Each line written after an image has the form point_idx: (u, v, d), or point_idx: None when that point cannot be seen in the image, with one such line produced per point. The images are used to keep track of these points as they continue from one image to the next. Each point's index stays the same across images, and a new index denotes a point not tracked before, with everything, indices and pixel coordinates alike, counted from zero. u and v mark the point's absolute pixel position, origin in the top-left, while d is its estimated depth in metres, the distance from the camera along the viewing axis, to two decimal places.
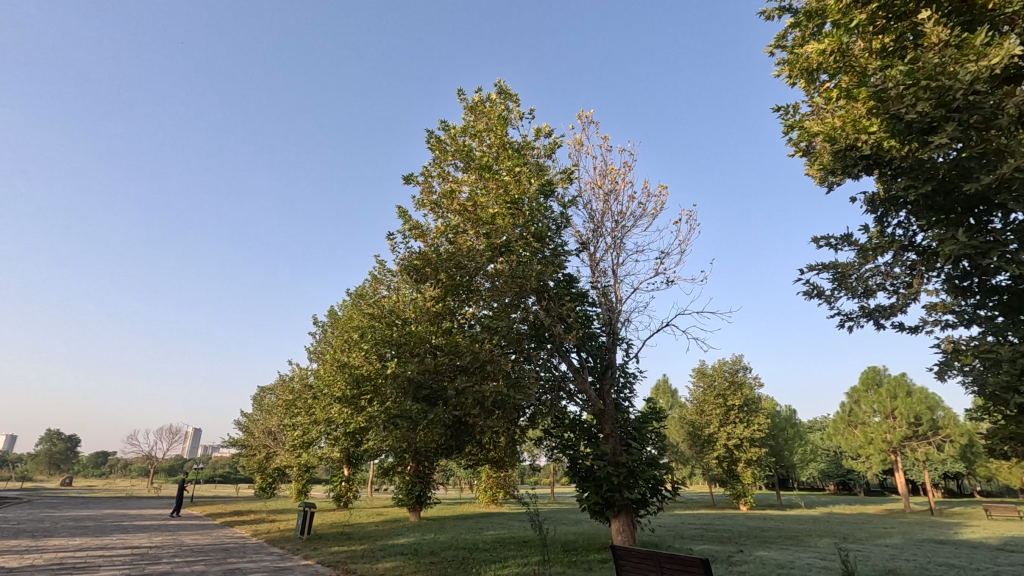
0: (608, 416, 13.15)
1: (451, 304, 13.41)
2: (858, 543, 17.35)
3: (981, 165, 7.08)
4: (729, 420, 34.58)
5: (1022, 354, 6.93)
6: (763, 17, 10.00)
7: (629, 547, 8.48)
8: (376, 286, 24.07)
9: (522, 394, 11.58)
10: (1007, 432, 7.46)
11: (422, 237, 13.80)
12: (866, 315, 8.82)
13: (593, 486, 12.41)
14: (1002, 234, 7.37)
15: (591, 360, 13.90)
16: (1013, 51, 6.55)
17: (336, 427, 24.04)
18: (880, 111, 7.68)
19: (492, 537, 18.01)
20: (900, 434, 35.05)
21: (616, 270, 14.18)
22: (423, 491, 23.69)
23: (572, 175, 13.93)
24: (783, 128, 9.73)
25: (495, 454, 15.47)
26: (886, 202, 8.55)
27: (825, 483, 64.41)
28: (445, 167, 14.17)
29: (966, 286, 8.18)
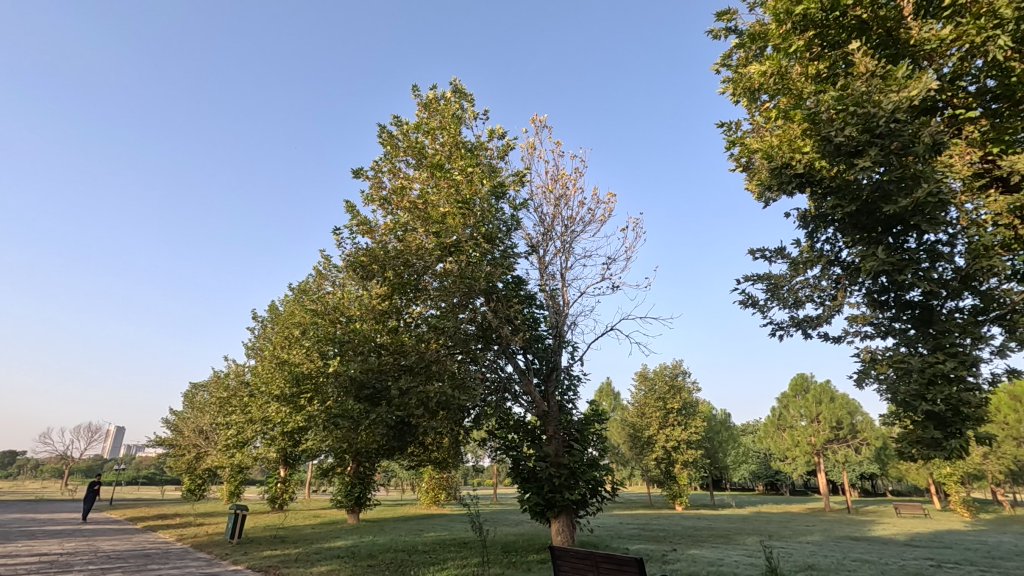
0: (552, 418, 13.32)
1: (399, 302, 13.14)
2: (782, 540, 18.34)
3: (899, 189, 7.64)
4: (668, 423, 35.72)
5: (930, 364, 7.53)
6: (710, 36, 10.40)
7: (567, 547, 8.60)
8: (320, 282, 23.38)
9: (467, 395, 11.53)
10: (915, 437, 8.05)
11: (369, 234, 13.51)
12: (795, 324, 9.33)
13: (534, 487, 12.50)
14: (917, 253, 7.98)
15: (537, 362, 14.03)
16: (930, 85, 7.10)
17: (274, 426, 23.22)
18: (813, 133, 8.09)
19: (432, 539, 17.89)
20: (823, 438, 36.99)
21: (564, 274, 14.37)
22: (362, 492, 23.25)
23: (524, 178, 14.03)
24: (725, 143, 10.17)
25: (438, 455, 15.37)
26: (816, 219, 9.06)
27: (755, 484, 67.63)
28: (397, 163, 13.95)
29: (884, 300, 8.81)
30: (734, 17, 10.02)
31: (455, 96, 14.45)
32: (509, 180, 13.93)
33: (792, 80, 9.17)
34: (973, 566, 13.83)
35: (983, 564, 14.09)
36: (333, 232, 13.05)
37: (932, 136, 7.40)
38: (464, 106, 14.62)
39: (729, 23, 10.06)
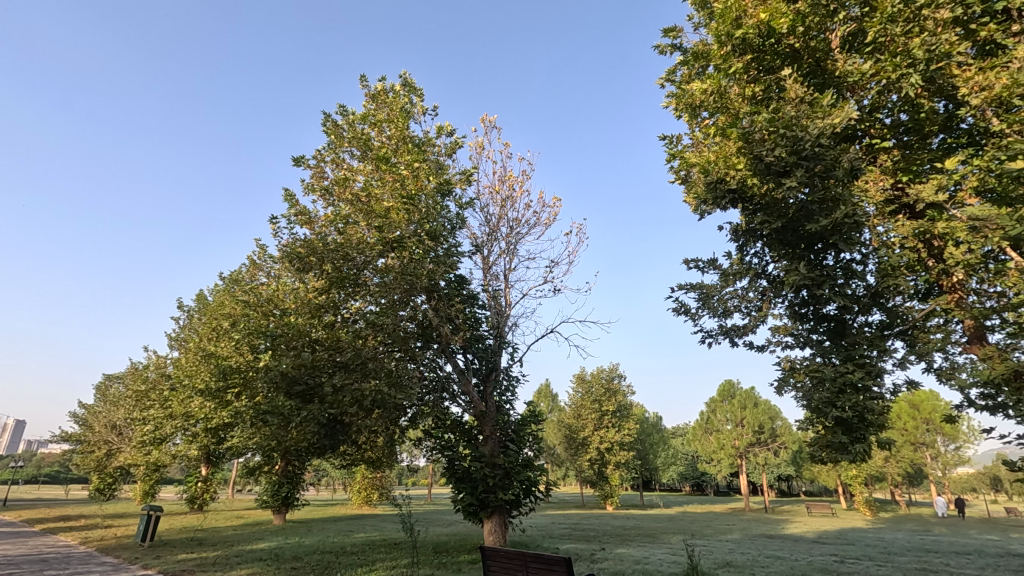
0: (489, 418, 13.34)
1: (337, 296, 12.76)
2: (704, 539, 19.15)
3: (821, 210, 8.16)
4: (603, 425, 36.58)
5: (841, 373, 8.08)
6: (657, 51, 10.72)
7: (497, 547, 8.64)
8: (253, 272, 22.39)
9: (404, 394, 11.34)
10: (826, 441, 8.61)
11: (308, 225, 13.05)
12: (724, 333, 9.77)
13: (469, 487, 12.46)
14: (834, 270, 8.57)
15: (477, 362, 14.01)
16: (851, 115, 7.64)
17: (196, 422, 22.00)
18: (746, 151, 8.53)
19: (362, 540, 17.48)
20: (746, 441, 39.07)
21: (507, 275, 14.42)
22: (290, 492, 22.43)
23: (471, 177, 14.00)
24: (666, 156, 10.50)
25: (372, 454, 15.06)
26: (746, 233, 9.54)
27: (682, 484, 70.39)
28: (340, 153, 13.56)
29: (804, 313, 9.39)
30: (679, 34, 10.38)
31: (404, 89, 14.21)
32: (455, 178, 13.84)
33: (730, 99, 9.59)
34: (871, 560, 14.98)
35: (879, 558, 15.28)
36: (269, 221, 12.53)
37: (851, 162, 7.96)
38: (413, 100, 14.41)
39: (674, 39, 10.40)
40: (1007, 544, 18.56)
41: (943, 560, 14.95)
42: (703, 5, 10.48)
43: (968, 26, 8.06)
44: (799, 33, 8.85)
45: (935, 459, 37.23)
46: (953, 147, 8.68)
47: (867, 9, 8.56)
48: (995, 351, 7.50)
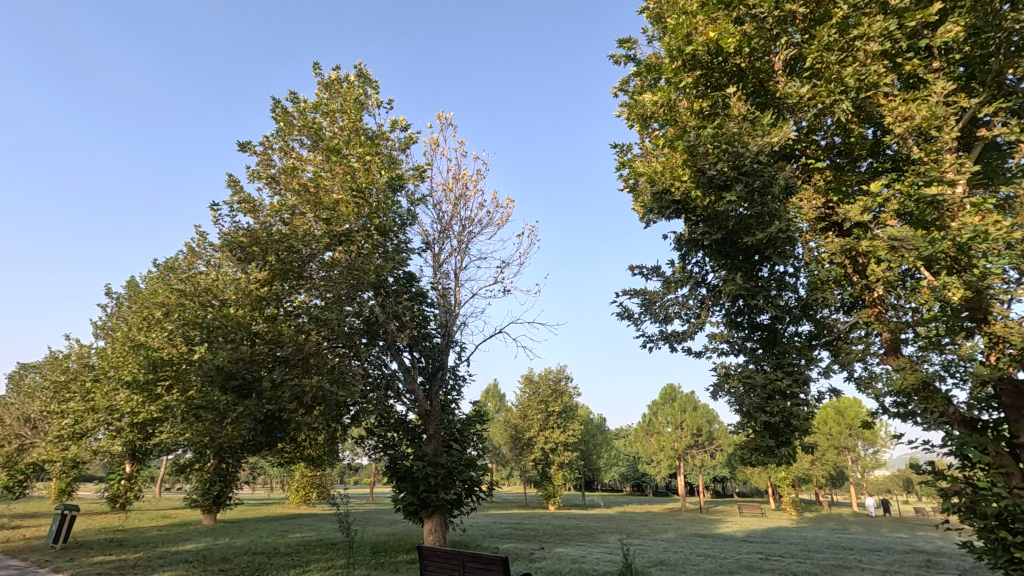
0: (433, 417, 13.24)
1: (280, 289, 12.34)
2: (641, 538, 19.66)
3: (757, 223, 8.58)
4: (548, 425, 37.01)
5: (770, 380, 8.52)
6: (611, 60, 10.89)
7: (434, 546, 8.58)
8: (191, 260, 21.35)
9: (346, 391, 11.09)
10: (756, 444, 9.03)
11: (252, 214, 12.57)
12: (664, 338, 10.07)
13: (410, 487, 12.31)
14: (767, 282, 9.04)
15: (423, 361, 13.90)
16: (788, 135, 8.05)
17: (121, 416, 20.82)
18: (690, 164, 8.85)
19: (296, 540, 16.95)
20: (684, 443, 40.54)
21: (458, 273, 14.38)
22: (222, 491, 21.48)
23: (424, 173, 13.86)
24: (617, 164, 10.68)
25: (311, 452, 14.65)
26: (689, 243, 9.87)
27: (623, 484, 72.05)
28: (289, 142, 13.14)
29: (739, 321, 9.82)
30: (634, 46, 10.60)
31: (359, 80, 13.93)
32: (408, 174, 13.67)
33: (679, 112, 9.89)
34: (793, 558, 15.81)
35: (800, 555, 16.15)
36: (209, 207, 11.97)
37: (786, 180, 8.40)
38: (368, 92, 14.14)
39: (629, 50, 10.60)
40: (914, 541, 19.99)
41: (856, 557, 15.96)
42: (657, 19, 10.74)
43: (895, 60, 8.64)
44: (745, 53, 9.28)
45: (856, 462, 39.76)
46: (879, 171, 9.27)
47: (807, 36, 9.05)
48: (907, 362, 8.07)
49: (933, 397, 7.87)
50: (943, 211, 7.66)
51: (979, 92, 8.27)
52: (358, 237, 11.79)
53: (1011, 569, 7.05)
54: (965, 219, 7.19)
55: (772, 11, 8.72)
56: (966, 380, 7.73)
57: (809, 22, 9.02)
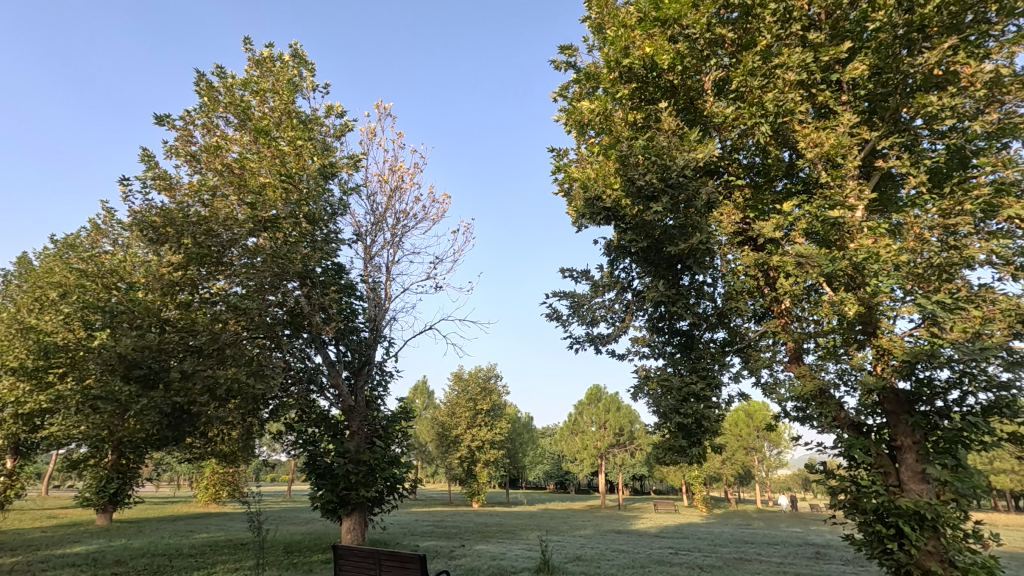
0: (357, 413, 12.82)
1: (195, 274, 11.55)
2: (560, 535, 20.12)
3: (680, 235, 9.02)
4: (476, 423, 37.08)
5: (685, 383, 8.99)
6: (553, 65, 11.02)
7: (350, 545, 8.37)
8: (95, 238, 19.65)
9: (263, 384, 10.59)
10: (670, 444, 9.47)
11: (168, 192, 11.73)
12: (589, 340, 10.34)
13: (329, 484, 11.95)
14: (687, 291, 9.57)
15: (349, 355, 13.56)
16: (711, 152, 8.49)
17: (3, 406, 18.83)
18: (622, 173, 9.15)
19: (201, 541, 15.98)
20: (607, 442, 41.89)
21: (390, 267, 14.11)
22: (120, 489, 19.87)
23: (359, 162, 13.49)
24: (552, 168, 10.82)
25: (222, 447, 13.86)
26: (617, 250, 10.20)
27: (547, 482, 73.40)
28: (214, 118, 12.37)
29: (660, 327, 10.26)
30: (575, 53, 10.80)
31: (294, 61, 13.35)
32: (342, 163, 13.24)
33: (614, 122, 10.16)
34: (699, 552, 16.75)
35: (705, 549, 17.11)
36: (117, 182, 11.01)
37: (708, 195, 8.87)
38: (303, 74, 13.59)
39: (570, 57, 10.77)
40: (807, 535, 21.71)
41: (755, 551, 17.13)
42: (598, 29, 10.98)
43: (810, 90, 9.32)
44: (678, 70, 9.71)
45: (761, 462, 42.66)
46: (792, 192, 9.99)
47: (734, 60, 9.61)
48: (807, 370, 8.75)
49: (827, 403, 8.58)
50: (844, 233, 8.37)
51: (879, 127, 9.07)
52: (284, 224, 11.26)
53: (885, 560, 7.79)
54: (862, 242, 7.88)
55: (704, 33, 9.20)
56: (856, 388, 8.48)
57: (737, 47, 9.59)
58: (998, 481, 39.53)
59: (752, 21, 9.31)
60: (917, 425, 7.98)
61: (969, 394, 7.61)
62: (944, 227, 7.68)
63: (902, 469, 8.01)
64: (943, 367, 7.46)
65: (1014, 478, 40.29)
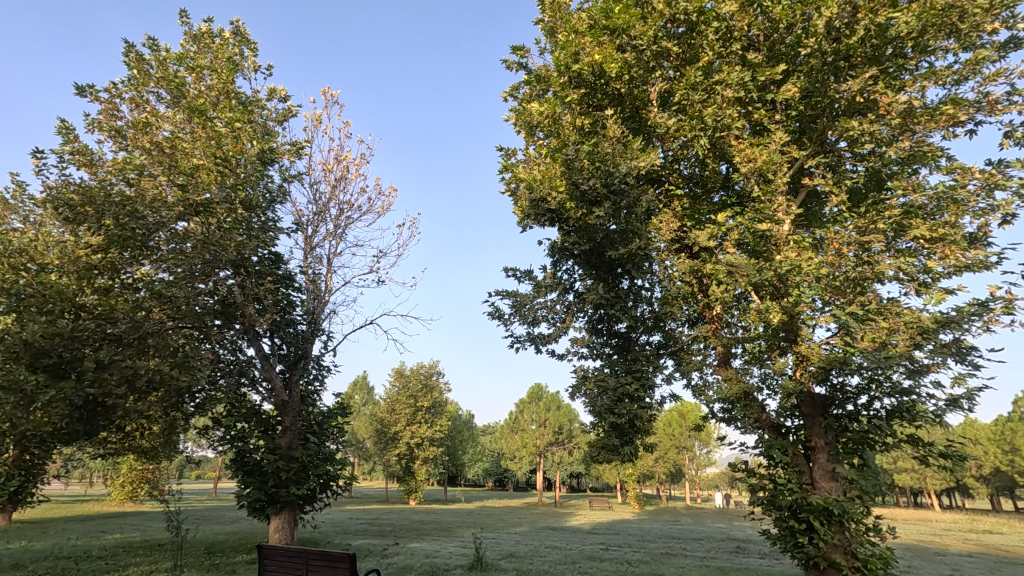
0: (291, 408, 12.31)
1: (117, 257, 10.80)
2: (495, 532, 20.24)
3: (621, 240, 9.28)
4: (416, 420, 36.70)
5: (620, 384, 9.26)
6: (504, 65, 11.01)
7: (276, 544, 8.11)
8: (2, 214, 18.03)
9: (189, 376, 10.07)
10: (604, 443, 9.71)
11: (87, 168, 10.90)
12: (530, 340, 10.45)
13: (257, 482, 11.48)
14: (625, 294, 9.89)
15: (285, 348, 13.09)
16: (653, 161, 8.77)
17: None
18: (567, 177, 9.28)
19: (113, 541, 15.02)
20: (546, 441, 42.54)
21: (331, 259, 13.71)
22: (22, 487, 18.35)
23: (302, 149, 13.02)
24: (500, 167, 10.79)
25: (142, 442, 13.07)
26: (560, 252, 10.35)
27: (486, 480, 73.62)
28: (144, 93, 11.60)
29: (600, 328, 10.49)
30: (527, 54, 10.85)
31: (235, 39, 12.74)
32: (283, 149, 12.74)
33: (563, 126, 10.23)
34: (629, 547, 17.26)
35: (634, 545, 17.69)
36: (30, 154, 10.14)
37: (648, 203, 9.16)
38: (244, 53, 12.99)
39: (522, 58, 10.79)
40: (730, 531, 22.86)
41: (681, 546, 17.85)
42: (551, 32, 11.07)
43: (747, 107, 9.78)
44: (624, 79, 10.02)
45: (691, 461, 44.50)
46: (727, 203, 10.46)
47: (678, 73, 9.95)
48: (735, 373, 9.19)
49: (750, 404, 9.05)
50: (771, 245, 8.85)
51: (807, 146, 9.64)
52: (218, 209, 10.67)
53: (796, 553, 8.28)
54: (787, 254, 8.34)
55: (651, 45, 9.45)
56: (777, 391, 8.99)
57: (681, 61, 9.92)
58: (900, 479, 43.05)
59: (696, 37, 9.65)
60: (830, 427, 8.55)
61: (876, 399, 8.22)
62: (860, 243, 8.25)
63: (815, 468, 8.56)
64: (854, 374, 8.03)
65: (912, 477, 44.03)
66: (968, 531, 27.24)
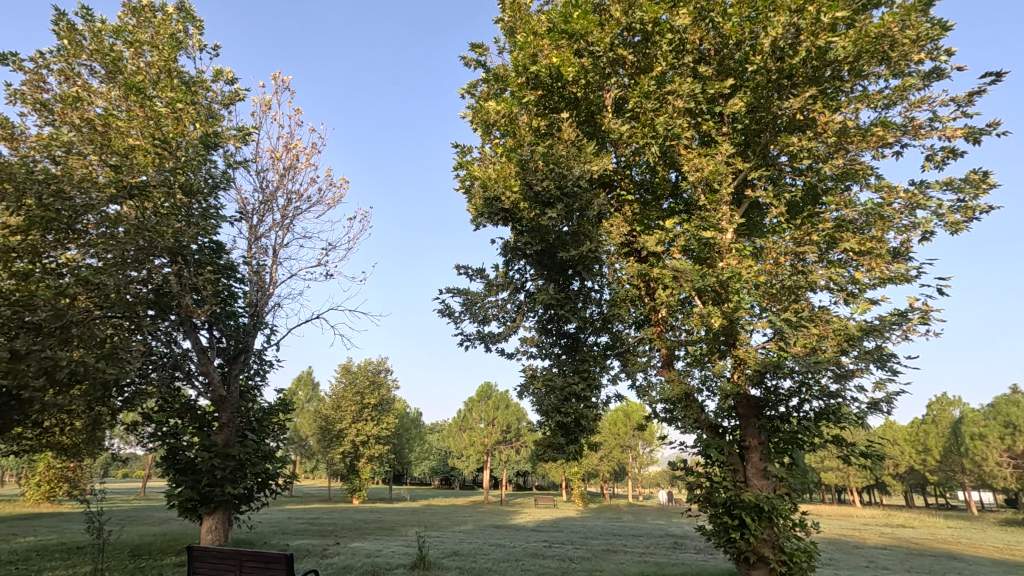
0: (229, 404, 11.82)
1: (39, 240, 10.03)
2: (439, 531, 20.13)
3: (572, 241, 9.40)
4: (362, 417, 35.96)
5: (567, 383, 9.40)
6: (462, 62, 10.95)
7: (208, 545, 7.78)
8: None
9: (117, 368, 9.46)
10: (549, 441, 9.82)
11: (8, 142, 10.10)
12: (480, 338, 10.45)
13: (190, 480, 10.97)
14: (575, 296, 10.06)
15: (224, 341, 12.57)
16: (606, 166, 8.96)
17: None
18: (521, 177, 9.32)
19: (26, 545, 14.00)
20: (493, 439, 42.66)
21: (277, 250, 13.26)
22: None
23: (249, 135, 12.52)
24: (455, 164, 10.73)
25: (61, 439, 12.22)
26: (512, 251, 10.39)
27: (433, 479, 73.03)
28: (74, 66, 10.85)
29: (549, 328, 10.62)
30: (485, 52, 10.83)
31: (179, 15, 12.12)
32: (228, 134, 12.20)
33: (519, 126, 10.28)
34: (571, 545, 17.56)
35: (577, 542, 18.00)
36: None
37: (600, 206, 9.34)
38: (189, 30, 12.37)
39: (480, 56, 10.78)
40: (669, 527, 23.63)
41: (622, 542, 18.29)
42: (510, 32, 11.09)
43: (697, 119, 10.13)
44: (581, 84, 10.19)
45: (634, 459, 45.66)
46: (675, 210, 10.79)
47: (632, 81, 10.18)
48: (677, 375, 9.50)
49: (690, 405, 9.38)
50: (714, 252, 9.19)
51: (751, 159, 10.08)
52: (155, 192, 10.02)
53: (728, 547, 8.63)
54: (729, 261, 8.69)
55: (607, 52, 9.61)
56: (716, 392, 9.35)
57: (636, 70, 10.16)
58: (826, 477, 45.63)
59: (650, 47, 9.92)
60: (763, 427, 8.97)
61: (806, 401, 8.69)
62: (795, 253, 8.70)
63: (748, 466, 8.97)
64: (787, 377, 8.45)
65: (838, 475, 46.76)
66: (885, 525, 29.14)
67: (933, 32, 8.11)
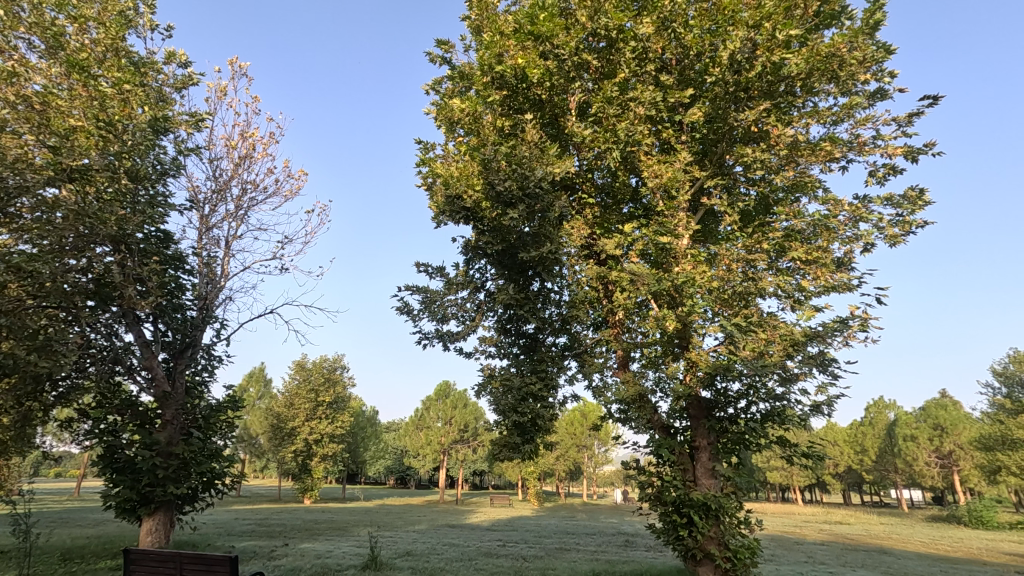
0: (173, 401, 11.33)
1: None
2: (392, 531, 19.86)
3: (533, 243, 9.44)
4: (315, 415, 35.11)
5: (525, 383, 9.45)
6: (428, 58, 10.85)
7: (146, 548, 7.43)
8: None
9: (50, 362, 8.90)
10: (506, 440, 9.84)
11: None
12: (438, 336, 10.37)
13: (129, 480, 10.46)
14: (534, 296, 10.11)
15: (170, 335, 12.05)
16: (567, 168, 9.05)
17: None
18: (483, 176, 9.30)
19: None
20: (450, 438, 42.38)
21: (229, 242, 12.81)
22: None
23: (202, 122, 12.03)
24: (417, 161, 10.61)
25: None
26: (473, 250, 10.35)
27: (388, 478, 72.05)
28: (10, 39, 10.17)
29: (508, 328, 10.64)
30: (451, 49, 10.75)
31: None
32: (180, 119, 11.70)
33: (483, 125, 10.28)
34: (525, 543, 17.64)
35: (530, 541, 18.11)
36: None
37: (560, 209, 9.42)
38: (139, 8, 11.80)
39: (446, 52, 10.71)
40: (621, 525, 24.06)
41: (575, 540, 18.51)
42: (477, 31, 11.04)
43: (657, 126, 10.35)
44: (545, 86, 10.27)
45: (590, 458, 46.20)
46: (635, 215, 10.99)
47: (596, 86, 10.31)
48: (632, 377, 9.69)
49: (644, 406, 9.58)
50: (671, 257, 9.41)
51: (707, 167, 10.37)
52: (98, 177, 9.46)
53: (677, 545, 8.87)
54: (684, 266, 8.91)
55: (572, 56, 9.69)
56: (668, 394, 9.57)
57: (599, 75, 10.30)
58: (771, 476, 47.43)
59: (614, 54, 10.06)
60: (712, 428, 9.24)
61: (753, 403, 9.01)
62: (747, 260, 9.01)
63: (697, 466, 9.23)
64: (736, 380, 8.73)
65: (782, 474, 48.66)
66: (825, 522, 30.51)
67: (878, 54, 8.55)
